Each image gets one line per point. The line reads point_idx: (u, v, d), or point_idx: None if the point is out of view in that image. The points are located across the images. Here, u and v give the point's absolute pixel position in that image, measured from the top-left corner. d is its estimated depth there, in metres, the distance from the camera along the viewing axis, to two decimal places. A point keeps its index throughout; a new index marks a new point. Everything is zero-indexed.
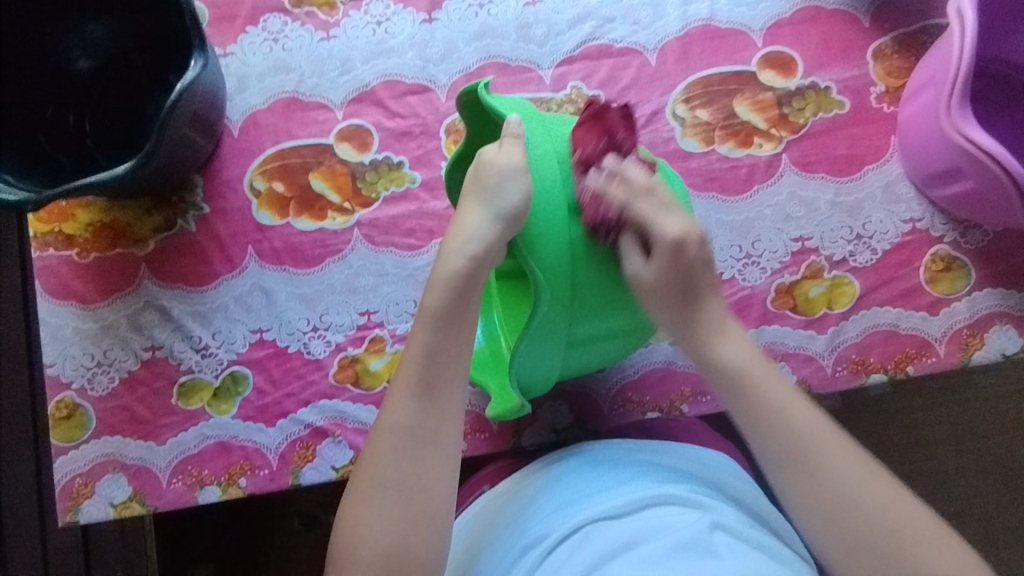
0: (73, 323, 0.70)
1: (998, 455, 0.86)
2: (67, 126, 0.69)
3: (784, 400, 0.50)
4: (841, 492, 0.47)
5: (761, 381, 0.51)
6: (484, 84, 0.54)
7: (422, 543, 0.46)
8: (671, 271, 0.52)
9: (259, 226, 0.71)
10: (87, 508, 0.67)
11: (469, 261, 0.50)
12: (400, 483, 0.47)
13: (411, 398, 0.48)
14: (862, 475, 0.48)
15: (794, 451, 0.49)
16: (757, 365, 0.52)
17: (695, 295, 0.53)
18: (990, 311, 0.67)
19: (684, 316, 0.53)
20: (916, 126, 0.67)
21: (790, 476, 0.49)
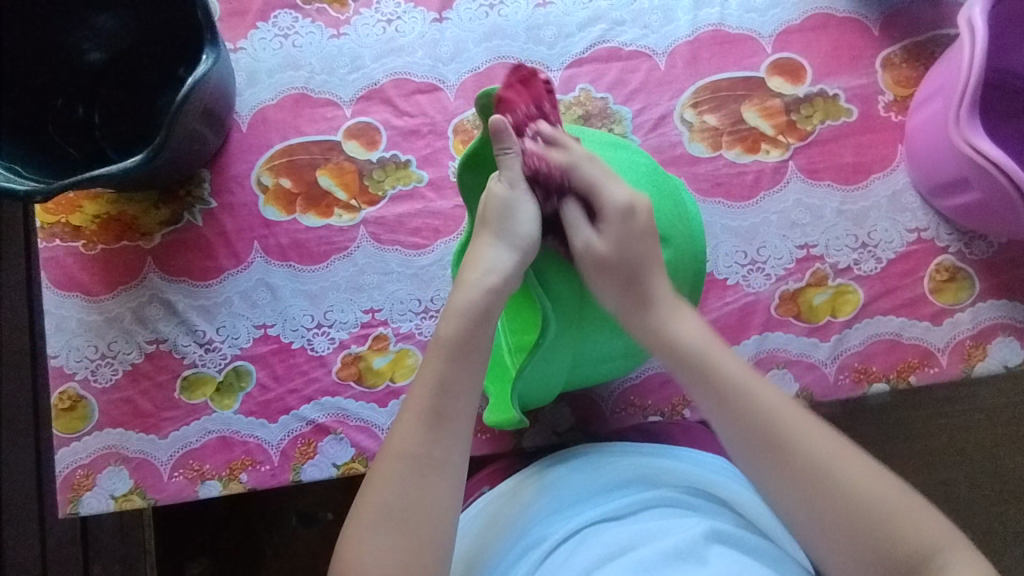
0: (78, 314, 0.70)
1: (997, 465, 0.86)
2: (76, 117, 0.69)
3: (741, 376, 0.52)
4: (813, 466, 0.49)
5: (719, 362, 0.52)
6: (502, 91, 0.52)
7: (423, 569, 0.47)
8: (626, 240, 0.52)
9: (265, 221, 0.71)
10: (88, 500, 0.67)
11: (486, 294, 0.51)
12: (403, 508, 0.47)
13: (420, 425, 0.49)
14: (836, 453, 0.49)
15: (763, 430, 0.50)
16: (716, 350, 0.53)
17: (646, 274, 0.53)
18: (993, 322, 0.67)
19: (635, 298, 0.53)
20: (924, 136, 0.67)
21: (764, 462, 0.50)
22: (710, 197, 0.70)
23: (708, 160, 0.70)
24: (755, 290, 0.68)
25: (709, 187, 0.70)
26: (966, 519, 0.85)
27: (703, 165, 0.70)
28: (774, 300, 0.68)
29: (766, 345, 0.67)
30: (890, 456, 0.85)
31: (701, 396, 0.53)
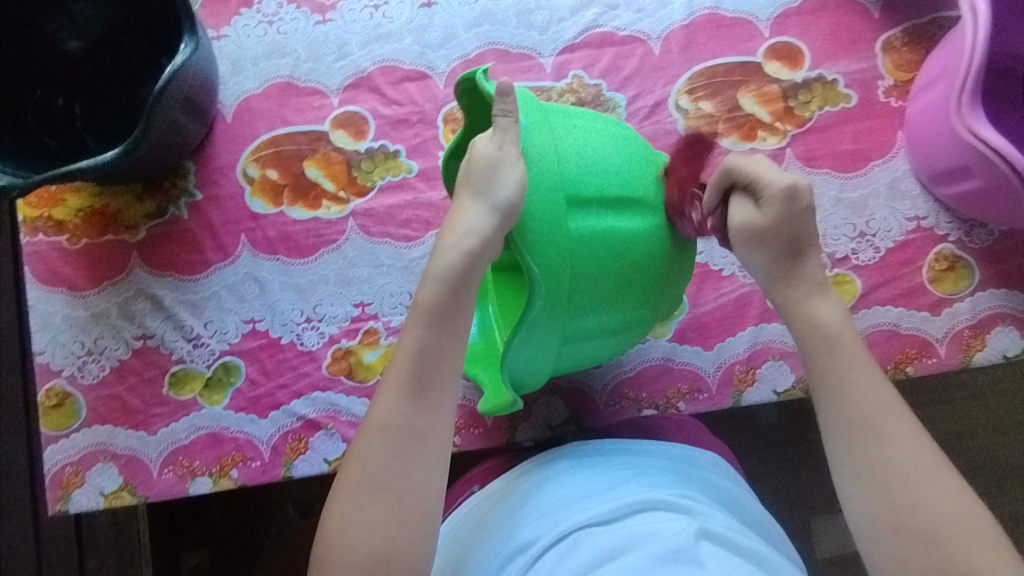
0: (63, 310, 0.69)
1: (997, 454, 0.85)
2: (56, 109, 0.67)
3: (860, 370, 0.48)
4: (901, 474, 0.44)
5: (841, 348, 0.49)
6: (482, 68, 0.52)
7: (410, 543, 0.45)
8: (787, 218, 0.50)
9: (252, 214, 0.70)
10: (78, 497, 0.66)
11: (464, 257, 0.49)
12: (389, 475, 0.46)
13: (401, 389, 0.47)
14: (931, 472, 0.44)
15: (864, 423, 0.46)
16: (846, 333, 0.49)
17: (802, 251, 0.51)
18: (992, 312, 0.66)
19: (780, 270, 0.51)
20: (924, 123, 0.66)
21: (853, 444, 0.46)
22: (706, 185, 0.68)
23: (704, 148, 0.69)
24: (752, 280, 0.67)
25: (705, 175, 0.68)
26: None
27: (699, 153, 0.69)
28: None
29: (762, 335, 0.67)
30: None
31: (812, 366, 0.49)
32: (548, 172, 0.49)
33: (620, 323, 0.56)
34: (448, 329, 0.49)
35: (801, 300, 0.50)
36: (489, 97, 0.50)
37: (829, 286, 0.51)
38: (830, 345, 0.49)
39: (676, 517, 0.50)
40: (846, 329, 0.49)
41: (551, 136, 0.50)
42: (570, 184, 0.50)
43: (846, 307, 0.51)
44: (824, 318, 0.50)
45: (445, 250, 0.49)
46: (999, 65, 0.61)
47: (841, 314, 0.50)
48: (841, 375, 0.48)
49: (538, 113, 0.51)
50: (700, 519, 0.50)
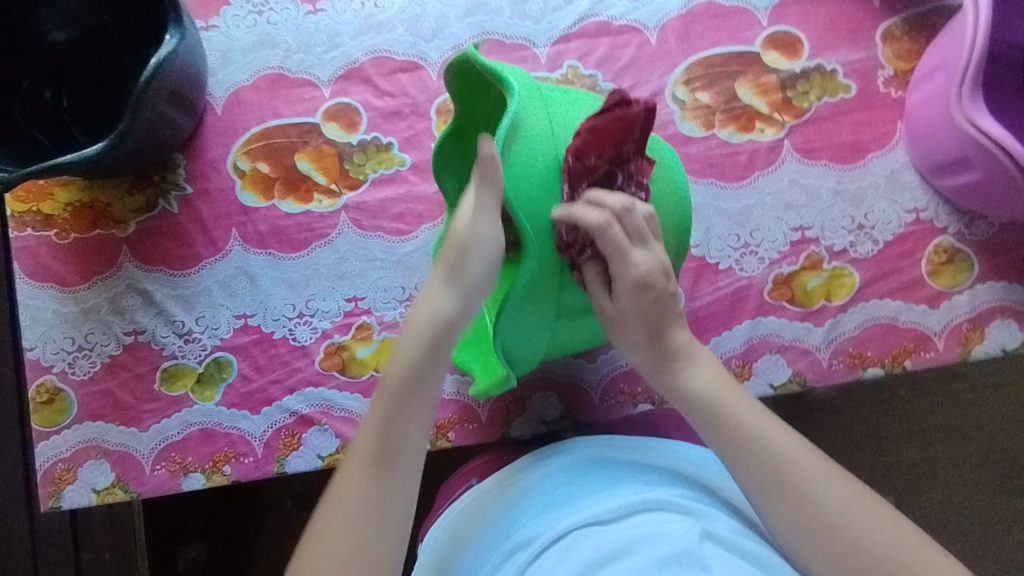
0: (53, 305, 0.68)
1: (996, 447, 0.85)
2: (42, 101, 0.66)
3: (755, 416, 0.50)
4: (831, 512, 0.46)
5: (731, 408, 0.50)
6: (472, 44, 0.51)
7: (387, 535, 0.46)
8: (638, 309, 0.51)
9: (243, 207, 0.69)
10: (70, 494, 0.66)
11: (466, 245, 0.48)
12: (360, 505, 0.45)
13: (388, 414, 0.48)
14: (848, 495, 0.46)
15: (770, 470, 0.48)
16: (728, 391, 0.51)
17: (665, 332, 0.52)
18: (991, 305, 0.66)
19: (657, 352, 0.53)
20: (925, 112, 0.65)
21: (775, 499, 0.47)
22: (702, 177, 0.67)
23: (701, 140, 0.68)
24: (748, 274, 0.66)
25: (702, 167, 0.67)
26: (963, 500, 0.85)
27: (696, 144, 0.68)
28: (768, 284, 0.66)
29: (759, 330, 0.65)
30: (885, 438, 0.84)
31: (701, 427, 0.51)
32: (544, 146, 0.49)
33: None
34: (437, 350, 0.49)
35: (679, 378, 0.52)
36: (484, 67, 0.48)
37: (697, 351, 0.53)
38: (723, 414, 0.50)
39: (677, 517, 0.50)
40: (729, 389, 0.51)
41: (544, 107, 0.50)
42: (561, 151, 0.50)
43: (720, 366, 0.53)
44: (700, 384, 0.52)
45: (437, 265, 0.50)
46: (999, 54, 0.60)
47: (721, 375, 0.52)
48: (745, 437, 0.49)
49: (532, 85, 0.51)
50: (703, 520, 0.50)
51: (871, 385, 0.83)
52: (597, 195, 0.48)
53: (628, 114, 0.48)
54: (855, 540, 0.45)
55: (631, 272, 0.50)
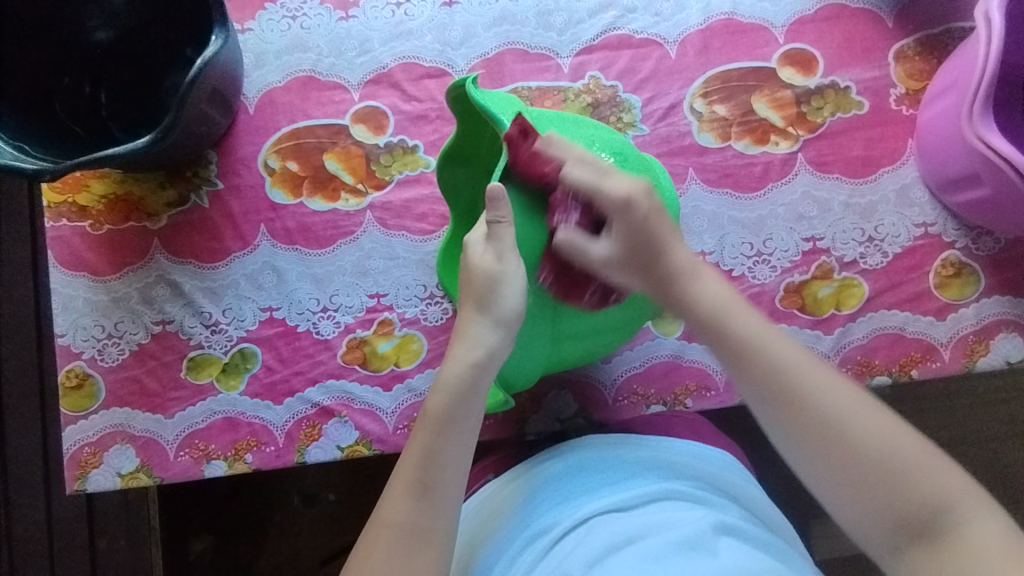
0: (85, 294, 0.70)
1: (999, 460, 0.87)
2: (83, 96, 0.68)
3: (761, 336, 0.49)
4: (827, 417, 0.46)
5: (733, 318, 0.50)
6: (471, 78, 0.54)
7: (433, 519, 0.47)
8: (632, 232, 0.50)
9: (272, 204, 0.71)
10: (95, 477, 0.68)
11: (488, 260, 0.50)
12: (443, 470, 0.48)
13: (453, 381, 0.50)
14: (868, 424, 0.45)
15: (771, 377, 0.48)
16: (733, 305, 0.50)
17: (661, 254, 0.51)
18: (997, 318, 0.67)
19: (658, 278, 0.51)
20: (937, 131, 0.66)
21: (775, 411, 0.47)
22: (718, 187, 0.70)
23: (717, 151, 0.70)
24: (760, 281, 0.68)
25: (717, 177, 0.69)
26: None
27: (712, 155, 0.70)
28: (779, 292, 0.68)
29: None
30: None
31: (700, 332, 0.51)
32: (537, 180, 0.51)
33: (607, 324, 0.58)
34: (498, 322, 0.50)
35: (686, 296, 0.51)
36: (478, 106, 0.52)
37: (697, 262, 0.52)
38: (724, 318, 0.50)
39: (691, 507, 0.51)
40: (731, 299, 0.50)
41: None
42: None
43: (723, 278, 0.52)
44: (707, 298, 0.50)
45: (474, 242, 0.51)
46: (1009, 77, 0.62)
47: (720, 281, 0.52)
48: (746, 342, 0.49)
49: (527, 122, 0.53)
50: (717, 511, 0.51)
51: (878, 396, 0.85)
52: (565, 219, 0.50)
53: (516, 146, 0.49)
54: (865, 475, 0.45)
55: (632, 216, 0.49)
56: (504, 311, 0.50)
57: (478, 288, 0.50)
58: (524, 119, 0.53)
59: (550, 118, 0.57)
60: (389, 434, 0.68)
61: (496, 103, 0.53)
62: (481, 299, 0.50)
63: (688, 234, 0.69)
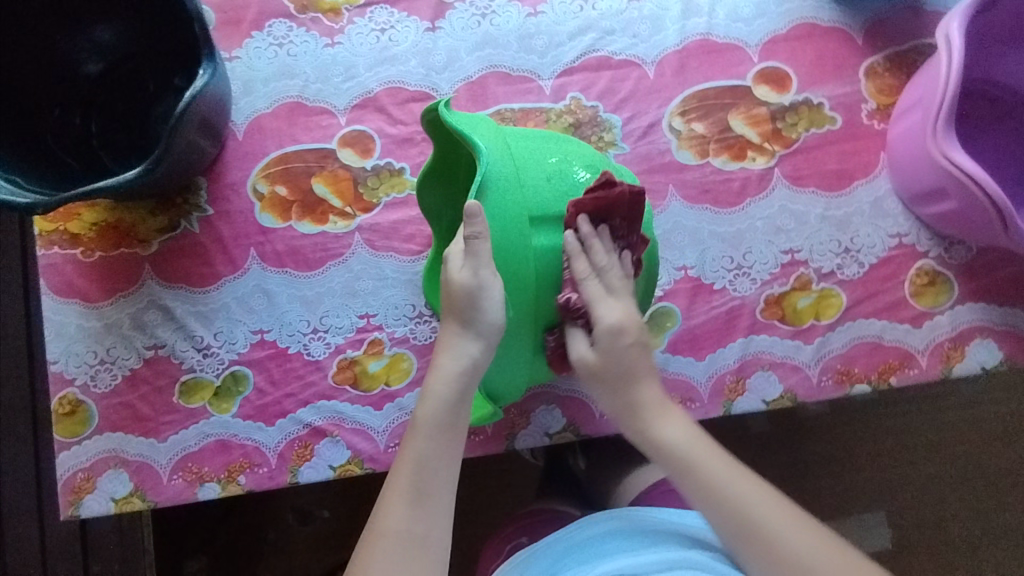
0: (77, 320, 0.71)
1: (969, 464, 0.91)
2: (74, 127, 0.69)
3: (720, 472, 0.53)
4: (792, 558, 0.49)
5: (701, 462, 0.53)
6: (444, 102, 0.55)
7: (428, 526, 0.50)
8: (615, 353, 0.55)
9: (261, 228, 0.72)
10: (89, 503, 0.68)
11: (467, 275, 0.51)
12: (434, 477, 0.51)
13: (443, 391, 0.53)
14: (812, 544, 0.50)
15: (747, 528, 0.51)
16: (699, 444, 0.54)
17: (633, 383, 0.56)
18: (971, 324, 0.69)
19: (624, 405, 0.56)
20: (905, 145, 0.69)
21: (750, 549, 0.50)
22: (697, 203, 0.71)
23: (696, 168, 0.72)
24: (741, 294, 0.70)
25: (697, 193, 0.71)
26: (952, 513, 0.90)
27: (692, 172, 0.72)
28: (759, 304, 0.70)
29: (751, 347, 0.69)
30: (868, 454, 0.90)
31: (684, 486, 0.53)
32: (513, 199, 0.51)
33: None
34: (480, 334, 0.53)
35: (647, 429, 0.55)
36: (453, 128, 0.53)
37: (669, 404, 0.57)
38: (691, 462, 0.54)
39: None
40: (695, 439, 0.55)
41: (512, 158, 0.53)
42: (533, 206, 0.53)
43: (691, 419, 0.56)
44: (676, 438, 0.55)
45: (454, 257, 0.53)
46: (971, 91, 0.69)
47: (686, 424, 0.56)
48: (710, 484, 0.52)
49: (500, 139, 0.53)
50: None
51: (864, 402, 0.91)
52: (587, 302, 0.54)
53: (612, 193, 0.53)
54: None
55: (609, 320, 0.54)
56: (488, 321, 0.52)
57: (462, 303, 0.52)
58: (496, 137, 0.54)
59: (525, 136, 0.57)
60: (381, 453, 0.69)
61: (468, 125, 0.54)
62: (462, 314, 0.53)
63: (669, 249, 0.71)
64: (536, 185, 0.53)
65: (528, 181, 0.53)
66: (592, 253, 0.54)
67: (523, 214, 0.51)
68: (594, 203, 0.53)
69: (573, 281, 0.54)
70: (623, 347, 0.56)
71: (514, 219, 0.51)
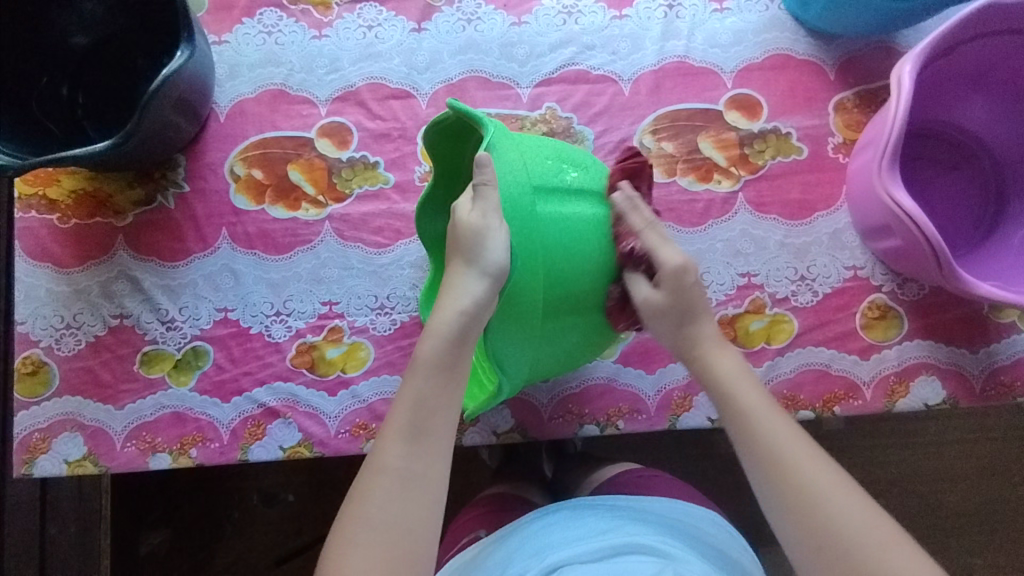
0: (47, 284, 0.73)
1: (923, 500, 0.92)
2: (60, 97, 0.72)
3: (758, 407, 0.53)
4: (813, 496, 0.48)
5: (737, 391, 0.55)
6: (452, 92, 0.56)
7: (427, 464, 0.50)
8: (678, 292, 0.57)
9: (235, 209, 0.74)
10: (43, 463, 0.70)
11: (479, 218, 0.53)
12: (433, 416, 0.52)
13: (444, 330, 0.53)
14: (834, 485, 0.48)
15: (777, 458, 0.50)
16: (743, 377, 0.56)
17: (693, 317, 0.58)
18: (917, 361, 0.71)
19: (684, 337, 0.58)
20: (859, 179, 0.70)
21: (772, 485, 0.50)
22: (661, 220, 0.73)
23: (662, 186, 0.73)
24: None
25: (661, 211, 0.73)
26: None
27: (657, 190, 0.73)
28: None
29: None
30: None
31: (726, 421, 0.55)
32: (516, 170, 0.53)
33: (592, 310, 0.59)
34: (486, 274, 0.53)
35: (703, 359, 0.58)
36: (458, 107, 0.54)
37: (723, 342, 0.59)
38: (732, 400, 0.55)
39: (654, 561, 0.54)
40: (743, 375, 0.56)
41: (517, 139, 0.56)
42: (538, 176, 0.54)
43: (743, 356, 0.58)
44: (724, 369, 0.56)
45: (462, 205, 0.55)
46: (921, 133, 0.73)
47: (738, 361, 0.57)
48: (754, 423, 0.53)
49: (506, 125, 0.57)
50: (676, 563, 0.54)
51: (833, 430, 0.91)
52: (622, 211, 0.58)
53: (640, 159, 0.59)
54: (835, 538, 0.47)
55: (667, 264, 0.57)
56: (492, 265, 0.52)
57: (468, 243, 0.53)
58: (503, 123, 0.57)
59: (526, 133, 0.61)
60: (331, 438, 0.71)
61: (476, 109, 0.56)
62: (468, 253, 0.53)
63: None
64: (541, 159, 0.56)
65: (533, 158, 0.55)
66: (640, 207, 0.58)
67: (525, 186, 0.53)
68: (618, 173, 0.59)
69: (630, 232, 0.58)
70: (689, 286, 0.57)
71: (516, 191, 0.52)
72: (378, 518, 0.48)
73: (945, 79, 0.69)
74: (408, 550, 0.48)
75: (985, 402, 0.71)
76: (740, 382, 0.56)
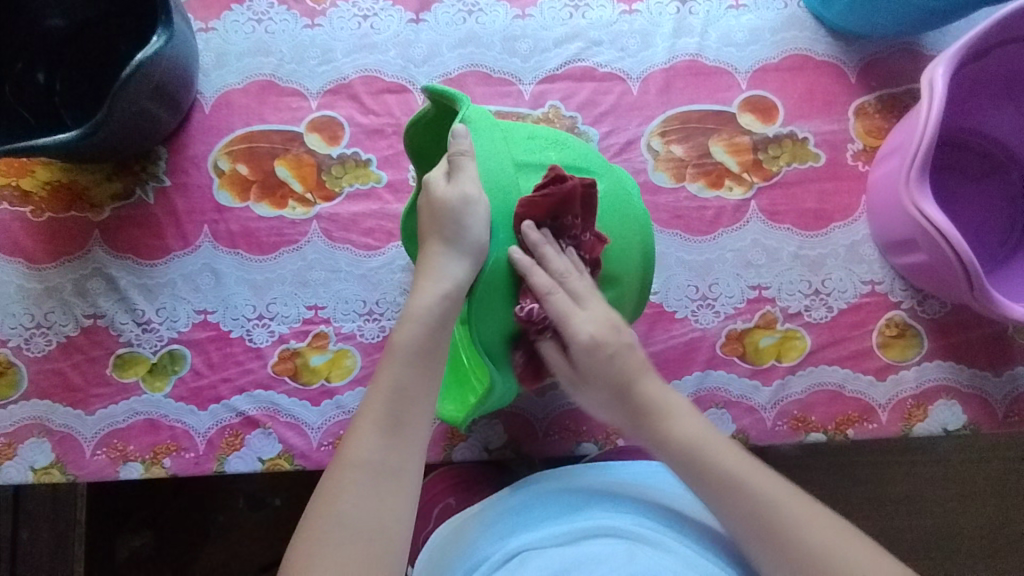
0: (17, 280, 0.69)
1: (942, 525, 0.86)
2: (36, 83, 0.68)
3: (737, 462, 0.51)
4: (812, 549, 0.47)
5: (712, 456, 0.51)
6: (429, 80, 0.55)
7: (404, 457, 0.47)
8: (595, 364, 0.53)
9: (217, 206, 0.70)
10: (7, 470, 0.66)
11: (458, 193, 0.49)
12: (412, 405, 0.49)
13: (424, 313, 0.50)
14: (828, 534, 0.47)
15: (761, 513, 0.49)
16: (705, 437, 0.52)
17: (630, 386, 0.53)
18: (936, 384, 0.67)
19: (626, 407, 0.54)
20: (882, 189, 0.66)
21: (761, 543, 0.48)
22: (668, 228, 0.69)
23: (670, 192, 0.69)
24: (702, 326, 0.68)
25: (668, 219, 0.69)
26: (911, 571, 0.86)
27: (665, 196, 0.69)
28: (720, 338, 0.67)
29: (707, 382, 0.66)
30: (839, 506, 0.85)
31: (698, 484, 0.51)
32: (496, 147, 0.51)
33: None
34: (467, 251, 0.49)
35: (659, 427, 0.52)
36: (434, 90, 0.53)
37: (673, 398, 0.54)
38: (700, 456, 0.51)
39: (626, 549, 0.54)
40: (707, 432, 0.52)
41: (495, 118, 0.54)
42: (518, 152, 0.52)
43: (698, 410, 0.54)
44: (685, 433, 0.52)
45: (436, 181, 0.51)
46: (949, 141, 0.69)
47: (696, 419, 0.53)
48: (727, 478, 0.50)
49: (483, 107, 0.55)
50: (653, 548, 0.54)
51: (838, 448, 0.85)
52: (527, 266, 0.49)
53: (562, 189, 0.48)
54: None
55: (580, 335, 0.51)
56: (470, 244, 0.49)
57: (444, 221, 0.50)
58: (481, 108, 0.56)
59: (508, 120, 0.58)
60: (313, 450, 0.66)
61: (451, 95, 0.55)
62: (447, 231, 0.49)
63: None
64: (519, 137, 0.53)
65: (513, 137, 0.53)
66: (551, 257, 0.50)
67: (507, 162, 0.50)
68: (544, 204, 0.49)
69: (531, 291, 0.50)
70: (606, 353, 0.52)
71: (495, 168, 0.50)
72: (351, 517, 0.45)
73: (974, 86, 0.65)
74: (383, 550, 0.45)
75: (1008, 429, 0.66)
76: (703, 441, 0.52)
